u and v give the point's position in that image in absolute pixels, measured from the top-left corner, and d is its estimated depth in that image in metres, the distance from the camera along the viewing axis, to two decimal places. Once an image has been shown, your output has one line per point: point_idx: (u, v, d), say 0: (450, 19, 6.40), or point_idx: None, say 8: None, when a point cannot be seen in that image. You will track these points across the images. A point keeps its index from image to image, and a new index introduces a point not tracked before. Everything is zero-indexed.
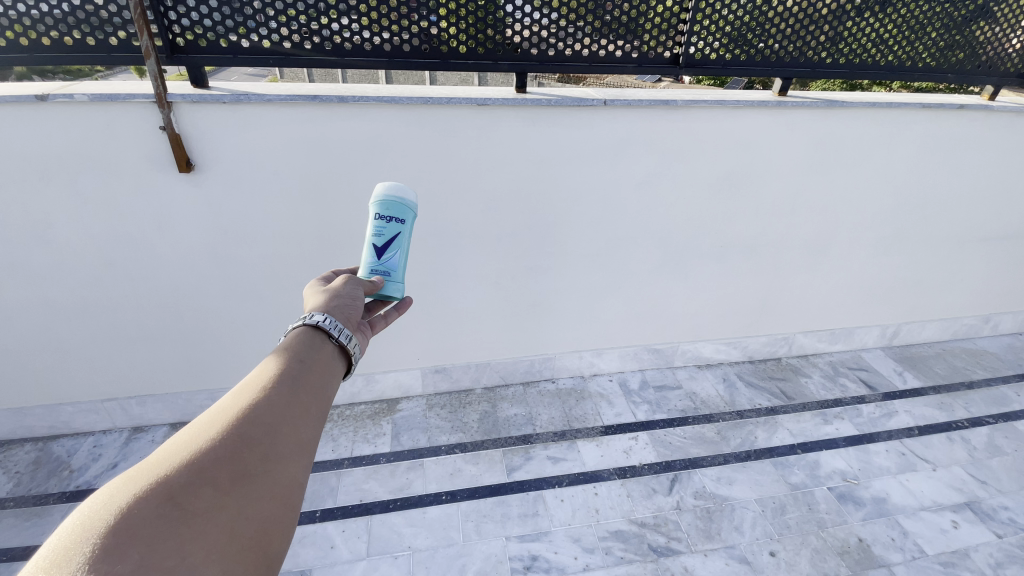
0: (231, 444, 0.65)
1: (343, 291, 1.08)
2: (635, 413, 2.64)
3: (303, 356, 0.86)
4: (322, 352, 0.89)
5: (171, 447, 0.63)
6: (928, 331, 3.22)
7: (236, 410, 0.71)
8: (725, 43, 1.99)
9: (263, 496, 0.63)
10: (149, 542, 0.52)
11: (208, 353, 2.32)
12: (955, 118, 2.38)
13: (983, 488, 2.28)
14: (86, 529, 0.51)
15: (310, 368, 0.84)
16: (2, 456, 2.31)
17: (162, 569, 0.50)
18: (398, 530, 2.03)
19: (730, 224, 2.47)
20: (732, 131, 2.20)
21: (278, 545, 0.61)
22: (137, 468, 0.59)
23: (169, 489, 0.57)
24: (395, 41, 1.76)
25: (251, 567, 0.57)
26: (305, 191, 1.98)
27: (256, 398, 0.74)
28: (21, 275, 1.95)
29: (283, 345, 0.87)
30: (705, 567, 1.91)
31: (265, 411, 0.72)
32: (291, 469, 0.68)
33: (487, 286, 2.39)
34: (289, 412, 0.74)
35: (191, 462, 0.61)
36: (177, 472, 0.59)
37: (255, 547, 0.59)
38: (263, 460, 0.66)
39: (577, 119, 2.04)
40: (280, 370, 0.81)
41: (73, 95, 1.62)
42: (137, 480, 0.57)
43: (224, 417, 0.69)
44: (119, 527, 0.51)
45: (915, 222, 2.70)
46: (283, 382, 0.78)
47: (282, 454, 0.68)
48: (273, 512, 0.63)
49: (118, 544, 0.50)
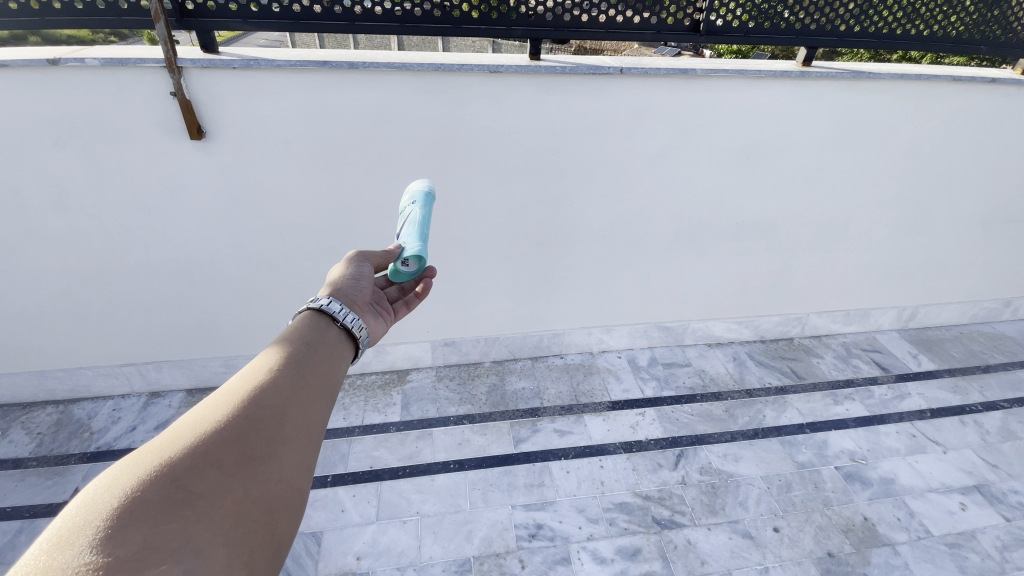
0: (236, 427, 0.65)
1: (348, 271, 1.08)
2: (643, 390, 2.65)
3: (311, 340, 0.86)
4: (328, 335, 0.90)
5: (177, 430, 0.64)
6: (946, 314, 3.15)
7: (240, 395, 0.71)
8: (748, 10, 1.90)
9: (269, 478, 0.63)
10: (154, 524, 0.51)
11: (222, 321, 2.36)
12: (987, 92, 2.28)
13: (994, 472, 2.26)
14: (89, 511, 0.50)
15: (316, 351, 0.85)
16: (26, 417, 2.39)
17: (164, 552, 0.50)
18: (407, 497, 2.07)
19: (745, 200, 2.42)
20: (753, 103, 2.13)
21: (285, 525, 0.61)
22: (141, 452, 0.59)
23: (174, 471, 0.57)
24: (406, 5, 1.71)
25: (258, 546, 0.57)
26: (316, 160, 1.97)
27: (261, 382, 0.74)
28: (38, 240, 1.99)
29: (289, 329, 0.88)
30: (708, 541, 1.93)
31: (270, 395, 0.72)
32: (298, 452, 0.68)
33: (497, 259, 2.38)
34: (295, 396, 0.74)
35: (195, 445, 0.61)
36: (182, 455, 0.59)
37: (262, 528, 0.59)
38: (269, 442, 0.66)
39: (592, 89, 1.99)
40: (285, 355, 0.81)
41: (84, 60, 1.62)
42: (142, 463, 0.58)
43: (229, 400, 0.70)
44: (123, 509, 0.52)
45: (939, 201, 2.61)
46: (288, 366, 0.79)
47: (288, 437, 0.68)
48: (279, 494, 0.63)
49: (119, 528, 0.50)
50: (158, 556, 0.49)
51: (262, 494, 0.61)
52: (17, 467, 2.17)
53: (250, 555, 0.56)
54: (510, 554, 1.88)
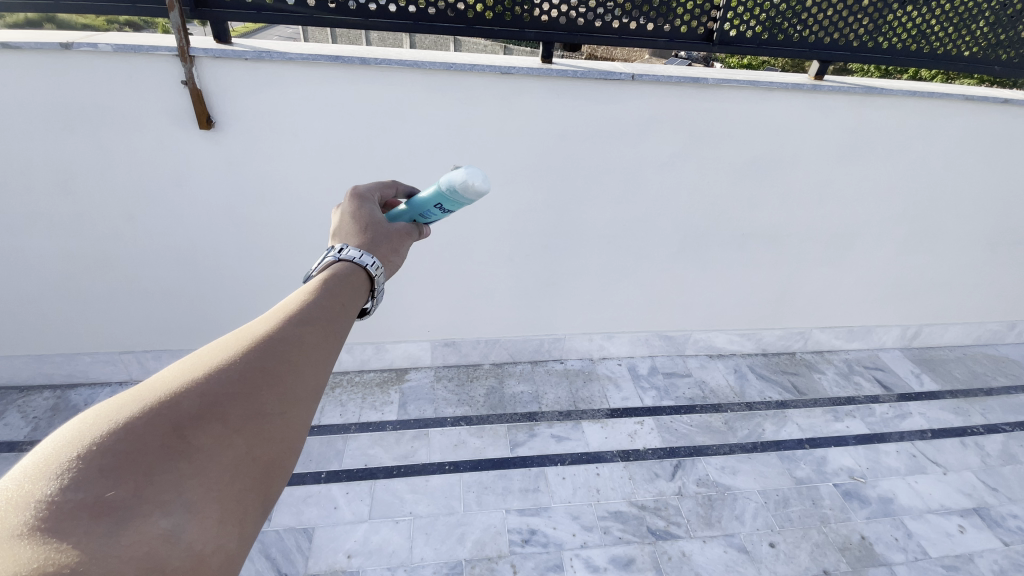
0: (248, 376, 0.61)
1: (366, 216, 0.97)
2: (642, 399, 2.63)
3: (343, 299, 0.79)
4: (357, 299, 0.82)
5: (187, 367, 0.60)
6: (950, 334, 3.13)
7: (255, 339, 0.66)
8: (761, 21, 1.90)
9: (271, 436, 0.58)
10: (147, 471, 0.49)
11: (222, 311, 2.35)
12: (999, 113, 2.27)
13: (994, 495, 2.23)
14: (82, 445, 0.48)
15: (342, 310, 0.77)
16: (22, 401, 2.39)
17: (152, 503, 0.47)
18: (401, 496, 2.06)
19: (752, 212, 2.41)
20: (764, 114, 2.12)
21: (280, 487, 0.57)
22: (148, 384, 0.56)
23: (179, 413, 0.54)
24: (420, 4, 1.71)
25: (250, 505, 0.54)
26: (323, 154, 1.96)
27: (280, 329, 0.68)
28: (43, 223, 1.99)
29: (324, 279, 0.81)
30: (703, 553, 1.91)
31: (287, 345, 0.66)
32: (307, 412, 0.62)
33: (500, 261, 2.37)
34: (313, 353, 0.68)
35: (203, 387, 0.57)
36: (187, 397, 0.55)
37: (260, 485, 0.56)
38: (278, 398, 0.61)
39: (603, 94, 1.98)
40: (310, 303, 0.75)
41: (97, 45, 1.62)
42: (144, 398, 0.54)
43: (243, 344, 0.65)
44: (118, 447, 0.49)
45: (947, 220, 2.60)
46: (313, 317, 0.72)
47: (299, 394, 0.63)
48: (281, 455, 0.58)
49: (110, 471, 0.47)
50: (147, 505, 0.47)
51: (263, 452, 0.57)
52: (11, 451, 2.16)
53: (242, 514, 0.52)
54: (502, 558, 1.86)
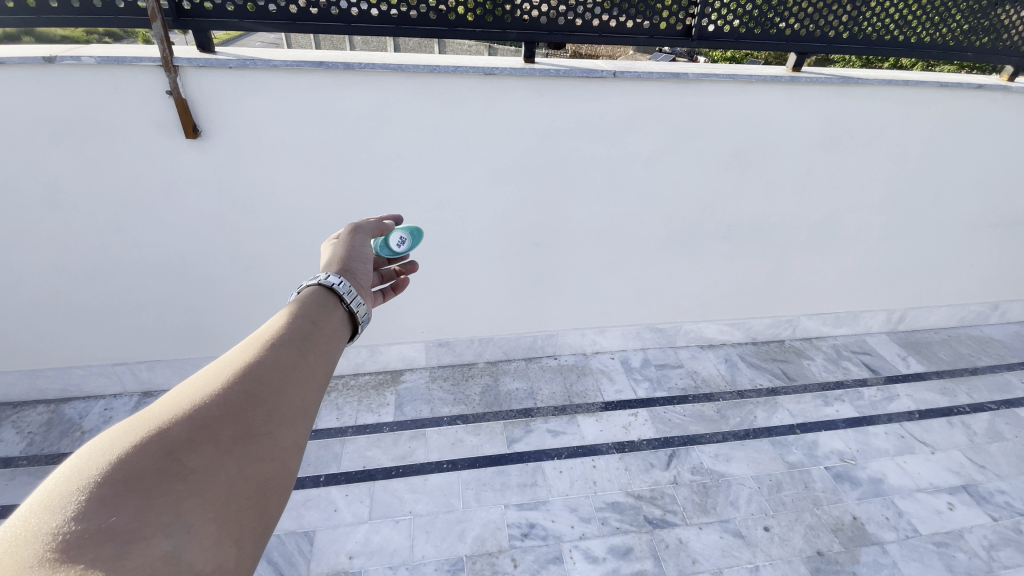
0: (234, 401, 0.63)
1: (361, 253, 1.01)
2: (636, 391, 2.67)
3: (317, 319, 0.81)
4: (333, 317, 0.84)
5: (174, 399, 0.62)
6: (935, 316, 3.19)
7: (237, 366, 0.68)
8: (739, 16, 1.93)
9: (262, 456, 0.60)
10: (146, 496, 0.50)
11: (214, 319, 2.34)
12: (973, 98, 2.32)
13: (981, 472, 2.29)
14: (80, 477, 0.50)
15: (319, 330, 0.79)
16: (16, 417, 2.37)
17: (154, 526, 0.48)
18: (400, 496, 2.07)
19: (737, 203, 2.45)
20: (744, 107, 2.16)
21: (276, 506, 0.59)
22: (139, 417, 0.58)
23: (171, 440, 0.56)
24: (402, 8, 1.73)
25: (246, 525, 0.55)
26: (311, 160, 1.98)
27: (261, 355, 0.71)
28: (30, 237, 1.98)
29: (293, 303, 0.83)
30: (700, 540, 1.95)
31: (269, 369, 0.69)
32: (293, 431, 0.65)
33: (491, 260, 2.39)
34: (295, 375, 0.70)
35: (192, 415, 0.59)
36: (177, 425, 0.57)
37: (254, 506, 0.57)
38: (266, 420, 0.63)
39: (587, 91, 2.01)
40: (288, 328, 0.77)
41: (80, 57, 1.63)
42: (136, 429, 0.56)
43: (227, 371, 0.67)
44: (115, 477, 0.51)
45: (927, 205, 2.65)
46: (293, 342, 0.75)
47: (285, 415, 0.65)
48: (271, 473, 0.60)
49: (110, 500, 0.49)
50: (149, 529, 0.48)
51: (256, 472, 0.59)
52: (7, 466, 2.15)
53: (238, 534, 0.54)
54: (502, 553, 1.88)
